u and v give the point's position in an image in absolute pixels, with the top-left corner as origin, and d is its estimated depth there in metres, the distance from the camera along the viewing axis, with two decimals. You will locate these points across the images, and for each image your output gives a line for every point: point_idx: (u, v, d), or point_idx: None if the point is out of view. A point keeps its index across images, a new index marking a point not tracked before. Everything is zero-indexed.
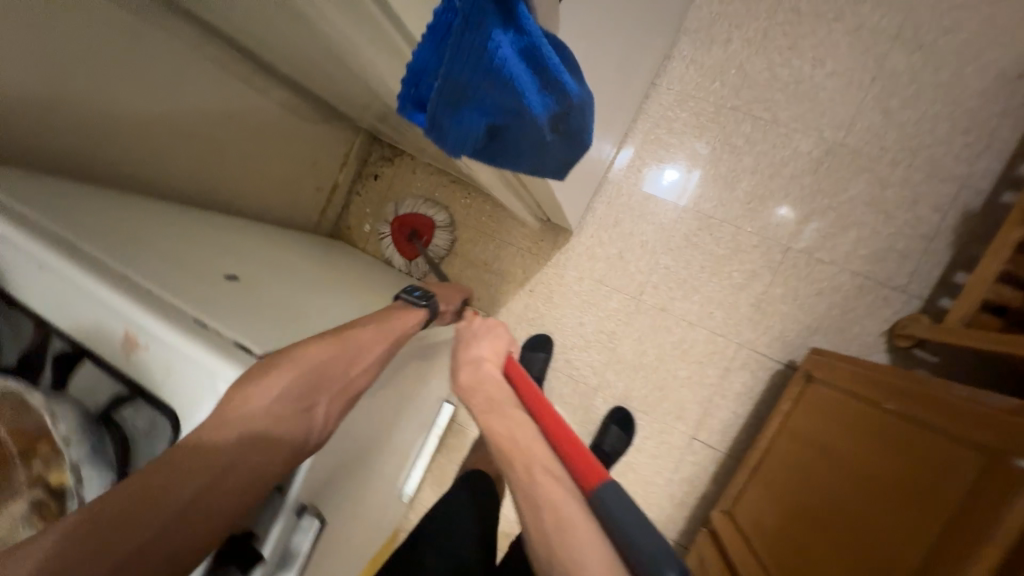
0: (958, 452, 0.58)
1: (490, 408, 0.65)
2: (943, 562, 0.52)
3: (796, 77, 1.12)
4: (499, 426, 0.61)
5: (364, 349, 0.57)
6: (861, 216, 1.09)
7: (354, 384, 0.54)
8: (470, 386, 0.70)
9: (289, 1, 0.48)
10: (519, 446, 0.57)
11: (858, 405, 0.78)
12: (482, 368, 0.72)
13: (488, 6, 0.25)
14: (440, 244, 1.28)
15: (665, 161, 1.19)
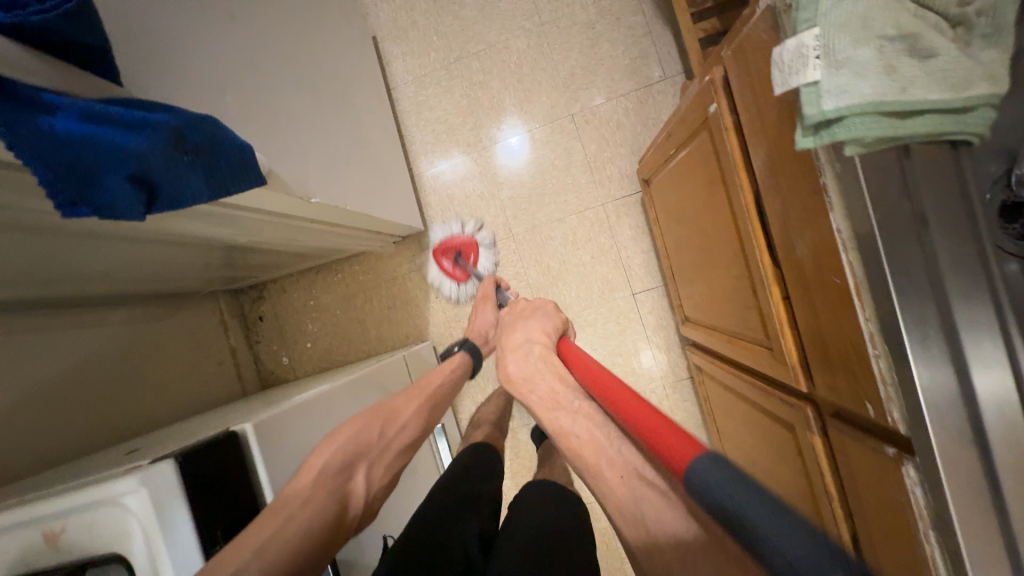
0: (701, 138, 0.68)
1: (552, 404, 0.53)
2: (739, 211, 0.61)
3: (476, 8, 1.31)
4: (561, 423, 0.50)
5: (398, 410, 0.75)
6: (597, 55, 1.27)
7: (394, 442, 0.71)
8: (521, 378, 0.62)
9: (32, 241, 0.58)
10: (602, 446, 0.46)
11: (667, 170, 0.89)
12: (523, 355, 0.66)
13: (24, 113, 0.36)
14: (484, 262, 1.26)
15: (446, 130, 1.35)
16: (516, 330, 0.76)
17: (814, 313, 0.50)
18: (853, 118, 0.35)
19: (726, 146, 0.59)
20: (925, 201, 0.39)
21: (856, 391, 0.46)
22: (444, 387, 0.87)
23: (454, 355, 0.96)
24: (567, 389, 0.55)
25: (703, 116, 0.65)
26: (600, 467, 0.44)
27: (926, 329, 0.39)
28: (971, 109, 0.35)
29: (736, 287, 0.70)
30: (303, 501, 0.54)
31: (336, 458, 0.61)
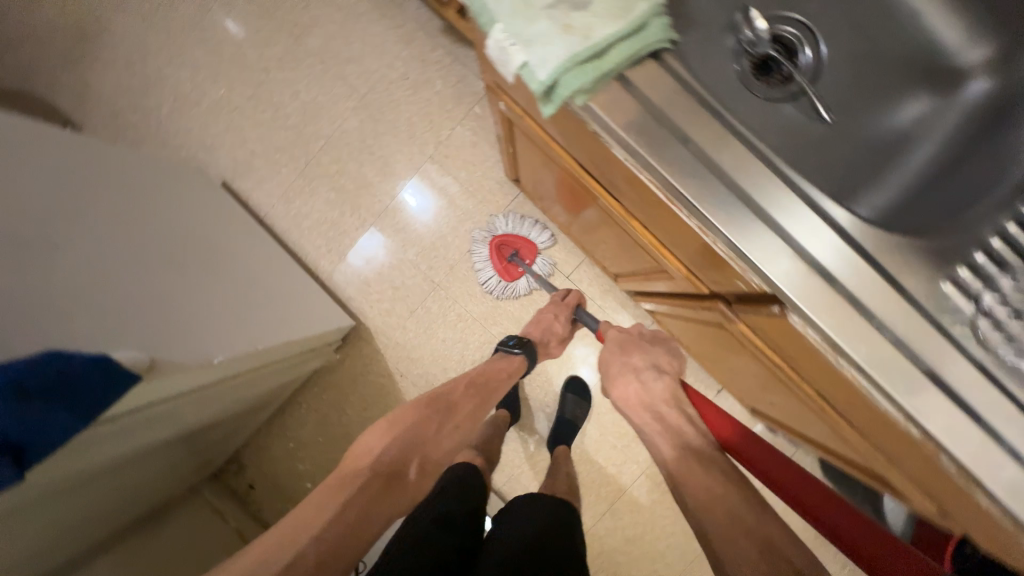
0: (516, 131, 0.74)
1: (683, 442, 0.67)
2: (573, 175, 0.66)
3: (300, 113, 1.37)
4: (693, 472, 0.63)
5: (455, 404, 0.81)
6: (423, 97, 1.33)
7: (448, 435, 0.80)
8: (642, 405, 0.73)
9: None
10: (734, 502, 0.60)
11: (519, 166, 0.95)
12: (649, 384, 0.74)
13: None
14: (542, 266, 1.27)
15: (331, 225, 1.37)
16: (634, 355, 0.78)
17: (664, 227, 0.54)
18: (562, 77, 0.40)
19: (530, 131, 0.64)
20: (666, 107, 0.43)
21: (726, 274, 0.50)
22: (502, 375, 0.91)
23: (513, 354, 0.94)
24: (698, 433, 0.67)
25: (504, 116, 0.70)
26: (737, 530, 0.57)
27: (725, 203, 0.43)
28: (645, 24, 0.40)
29: (618, 234, 0.74)
30: (369, 497, 0.65)
31: (391, 457, 0.71)
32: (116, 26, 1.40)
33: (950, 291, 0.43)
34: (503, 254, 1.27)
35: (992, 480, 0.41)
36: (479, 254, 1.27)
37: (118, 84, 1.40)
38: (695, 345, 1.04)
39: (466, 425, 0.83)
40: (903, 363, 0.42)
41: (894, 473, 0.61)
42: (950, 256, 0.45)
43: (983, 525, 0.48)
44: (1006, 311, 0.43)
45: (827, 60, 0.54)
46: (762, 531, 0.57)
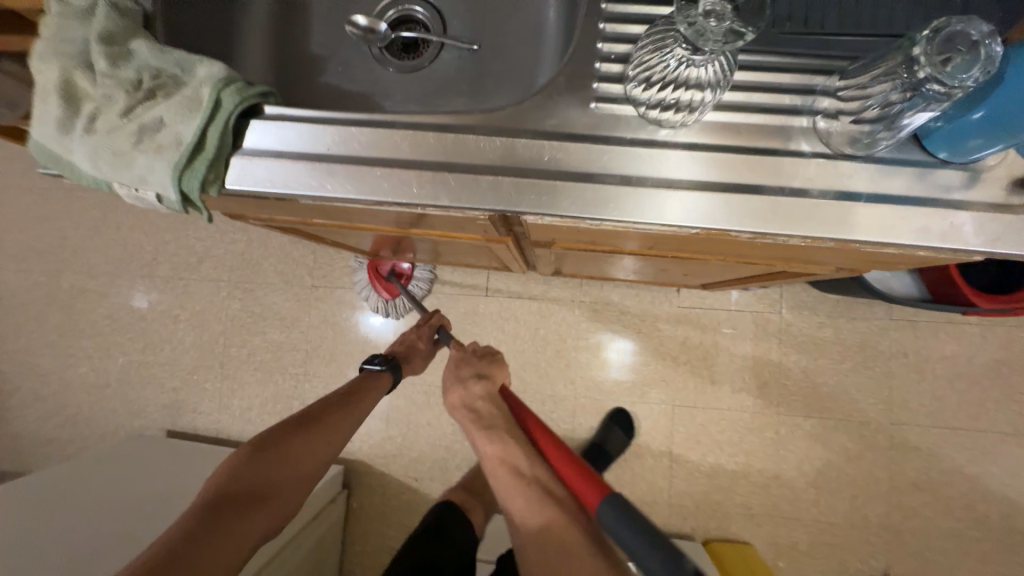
0: (299, 230, 0.77)
1: (489, 425, 0.70)
2: (347, 229, 0.67)
3: (189, 331, 1.42)
4: (494, 450, 0.67)
5: (318, 418, 0.81)
6: (275, 246, 1.39)
7: (322, 449, 0.79)
8: (465, 407, 0.73)
9: None
10: (520, 463, 0.65)
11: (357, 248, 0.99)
12: (470, 387, 0.74)
13: None
14: (419, 282, 1.28)
15: (273, 399, 1.37)
16: (467, 362, 0.78)
17: (410, 221, 0.55)
18: (183, 186, 0.42)
19: (285, 222, 0.66)
20: (295, 139, 0.44)
21: (469, 220, 0.49)
22: (370, 391, 0.90)
23: (381, 372, 0.94)
24: (501, 414, 0.71)
25: (267, 224, 0.70)
26: (514, 485, 0.63)
27: (391, 177, 0.43)
28: (219, 97, 0.42)
29: (435, 244, 0.76)
30: (235, 513, 0.66)
31: (261, 475, 0.71)
32: (8, 372, 1.47)
33: (605, 109, 0.42)
34: (382, 274, 1.27)
35: (769, 221, 0.40)
36: (358, 276, 1.31)
37: (36, 416, 1.45)
38: (599, 274, 1.01)
39: (337, 441, 0.81)
40: (624, 189, 0.41)
41: (776, 263, 0.58)
42: (580, 80, 0.43)
43: (847, 255, 0.47)
44: (642, 87, 0.40)
45: (439, 6, 0.58)
46: (537, 485, 0.63)
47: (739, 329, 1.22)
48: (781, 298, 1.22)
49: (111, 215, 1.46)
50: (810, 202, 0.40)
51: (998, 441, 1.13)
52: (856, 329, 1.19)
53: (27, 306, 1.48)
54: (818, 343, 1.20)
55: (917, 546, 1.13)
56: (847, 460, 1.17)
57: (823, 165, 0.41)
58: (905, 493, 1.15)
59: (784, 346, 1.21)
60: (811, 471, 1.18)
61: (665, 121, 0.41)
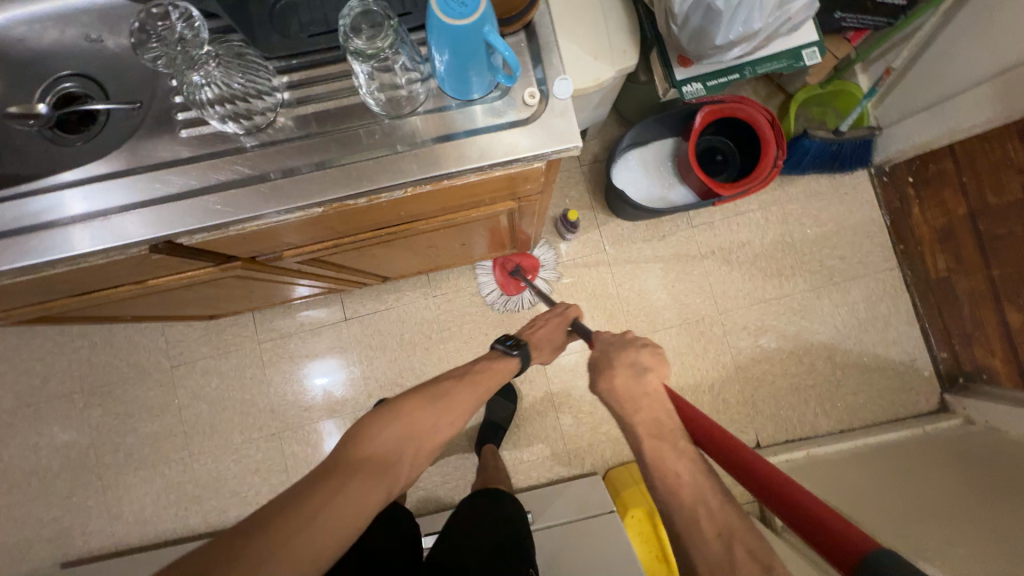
0: (65, 318, 0.78)
1: (662, 431, 0.58)
2: (91, 304, 0.70)
3: (57, 454, 1.34)
4: (676, 470, 0.54)
5: (450, 392, 0.71)
6: (126, 341, 1.36)
7: (448, 425, 0.68)
8: (626, 397, 0.62)
9: None
10: (710, 493, 0.52)
11: (181, 310, 1.02)
12: (637, 375, 0.64)
13: None
14: (543, 281, 1.31)
15: (168, 490, 1.33)
16: (632, 351, 0.67)
17: (107, 277, 0.59)
18: None
19: (22, 315, 0.68)
20: None
21: (138, 260, 0.54)
22: (500, 373, 0.79)
23: (512, 354, 0.83)
24: (672, 421, 0.60)
25: (8, 319, 0.70)
26: (701, 513, 0.51)
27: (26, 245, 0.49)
28: None
29: (205, 289, 0.80)
30: (360, 484, 0.55)
31: (383, 445, 0.61)
32: None
33: (195, 133, 0.49)
34: (508, 270, 1.29)
35: (349, 184, 0.49)
36: (482, 274, 1.32)
37: None
38: (455, 260, 1.11)
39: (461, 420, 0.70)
40: (229, 192, 0.49)
41: (462, 215, 0.67)
42: (168, 115, 0.50)
43: (466, 193, 0.57)
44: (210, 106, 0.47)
45: (95, 75, 0.63)
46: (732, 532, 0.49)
47: (577, 275, 1.34)
48: (602, 237, 1.34)
49: None
50: (378, 159, 0.49)
51: (802, 298, 1.32)
52: (668, 244, 1.34)
53: None
54: (643, 266, 1.34)
55: (772, 409, 1.29)
56: (698, 356, 1.31)
57: (385, 126, 0.49)
58: (749, 367, 1.31)
59: (617, 278, 1.34)
60: (673, 377, 1.31)
61: (245, 129, 0.48)
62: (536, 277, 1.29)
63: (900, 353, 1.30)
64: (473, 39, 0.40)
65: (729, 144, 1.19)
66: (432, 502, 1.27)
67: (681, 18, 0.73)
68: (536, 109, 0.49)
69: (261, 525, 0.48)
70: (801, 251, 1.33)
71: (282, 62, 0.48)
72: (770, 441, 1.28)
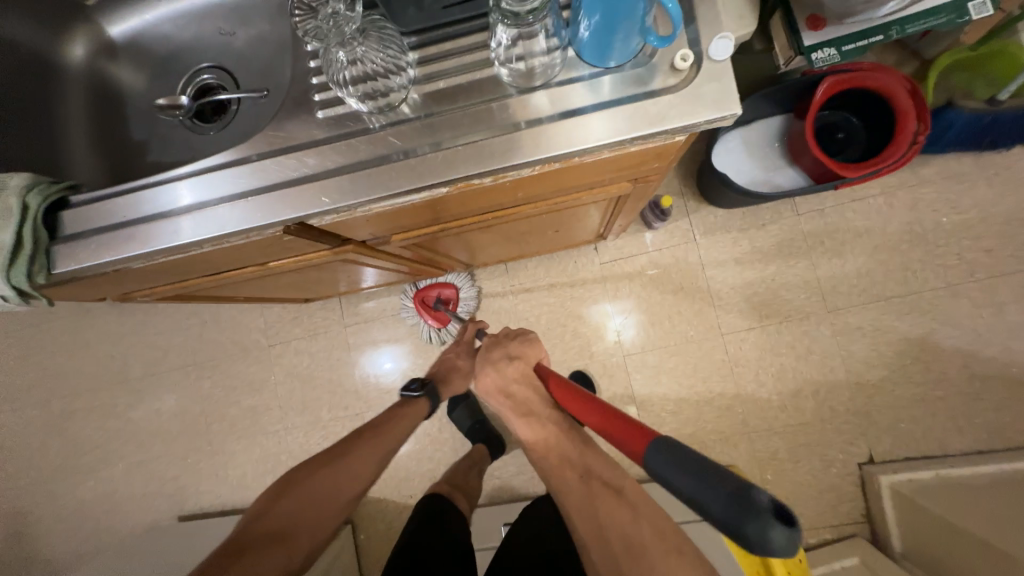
0: (194, 296, 0.86)
1: (529, 410, 0.70)
2: (219, 284, 0.76)
3: (175, 419, 1.50)
4: (540, 436, 0.68)
5: (346, 457, 0.79)
6: (230, 320, 1.49)
7: (352, 488, 0.77)
8: (500, 391, 0.73)
9: None
10: (568, 447, 0.65)
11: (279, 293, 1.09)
12: (503, 368, 0.73)
13: None
14: (468, 303, 1.28)
15: (264, 459, 1.44)
16: (517, 343, 0.77)
17: (240, 257, 0.62)
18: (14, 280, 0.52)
19: (163, 291, 0.75)
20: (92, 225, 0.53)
21: (272, 241, 0.56)
22: (402, 432, 0.89)
23: (415, 396, 0.96)
24: (539, 396, 0.71)
25: (152, 295, 0.77)
26: (563, 467, 0.64)
27: (175, 229, 0.52)
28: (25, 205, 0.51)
29: (312, 271, 0.83)
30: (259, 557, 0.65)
31: (278, 519, 0.70)
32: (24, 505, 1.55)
33: (332, 114, 0.49)
34: (428, 303, 1.26)
35: (479, 163, 0.47)
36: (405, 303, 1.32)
37: (60, 539, 1.53)
38: (537, 248, 1.08)
39: (365, 476, 0.79)
40: (364, 173, 0.48)
41: (572, 197, 0.64)
42: (306, 97, 0.50)
43: (590, 171, 0.53)
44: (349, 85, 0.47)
45: (231, 67, 0.66)
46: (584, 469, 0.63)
47: (662, 266, 1.26)
48: (692, 226, 1.25)
49: (81, 337, 1.56)
50: (510, 136, 0.47)
51: (933, 297, 1.15)
52: (768, 234, 1.22)
53: (22, 444, 1.56)
54: (738, 257, 1.23)
55: (890, 421, 1.14)
56: (799, 358, 1.19)
57: (517, 99, 0.46)
58: (862, 373, 1.16)
59: (707, 270, 1.24)
60: (770, 379, 1.19)
61: (379, 108, 0.47)
62: (456, 307, 1.27)
63: None
64: None
65: (852, 120, 1.04)
66: (505, 491, 1.27)
67: None
68: (687, 75, 0.44)
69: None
70: (933, 242, 1.15)
71: (416, 38, 0.47)
72: (886, 457, 1.13)
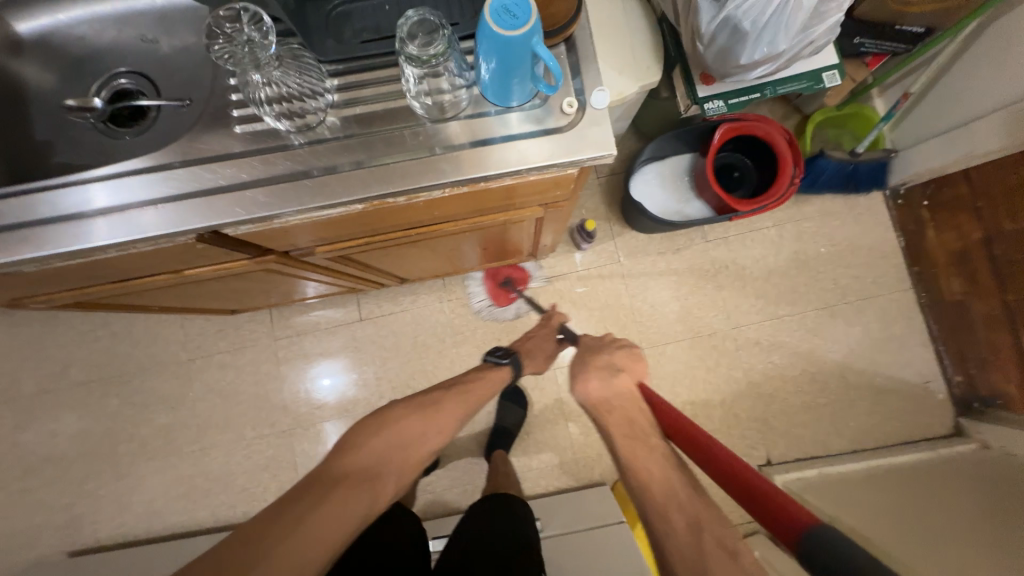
0: (97, 306, 0.81)
1: (634, 432, 0.73)
2: (124, 293, 0.73)
3: (72, 442, 1.36)
4: (646, 464, 0.68)
5: (433, 410, 0.80)
6: (146, 333, 1.39)
7: (437, 436, 0.79)
8: (605, 402, 0.78)
9: None
10: (676, 480, 0.65)
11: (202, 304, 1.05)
12: (611, 382, 0.80)
13: None
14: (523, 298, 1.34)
15: (176, 483, 1.34)
16: (609, 365, 0.82)
17: (148, 264, 0.61)
18: None
19: (59, 300, 0.71)
20: None
21: (181, 248, 0.57)
22: (488, 391, 0.90)
23: (500, 362, 0.97)
24: (644, 421, 0.74)
25: (45, 303, 0.72)
26: (671, 507, 0.63)
27: (76, 231, 0.51)
28: None
29: (232, 281, 0.82)
30: (346, 493, 0.65)
31: (370, 457, 0.71)
32: None
33: (249, 129, 0.52)
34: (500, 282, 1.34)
35: (388, 184, 0.51)
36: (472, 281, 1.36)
37: None
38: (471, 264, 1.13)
39: (448, 430, 0.81)
40: (280, 187, 0.51)
41: (488, 218, 0.69)
42: (225, 111, 0.52)
43: (497, 195, 0.59)
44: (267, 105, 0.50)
45: (150, 74, 0.66)
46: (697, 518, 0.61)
47: (591, 284, 1.35)
48: (617, 249, 1.36)
49: None
50: (418, 161, 0.51)
51: (816, 316, 1.33)
52: (682, 258, 1.36)
53: None
54: (657, 278, 1.35)
55: (784, 426, 1.28)
56: (710, 370, 1.31)
57: (428, 129, 0.51)
58: (761, 383, 1.30)
59: (631, 289, 1.35)
60: (685, 390, 1.31)
61: (294, 127, 0.50)
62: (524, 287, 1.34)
63: (913, 374, 1.30)
64: (520, 49, 0.43)
65: (746, 161, 1.21)
66: (438, 506, 1.27)
67: (708, 38, 0.76)
68: (573, 118, 0.51)
69: (270, 533, 0.59)
70: (815, 269, 1.34)
71: (333, 66, 0.51)
72: (781, 459, 1.27)
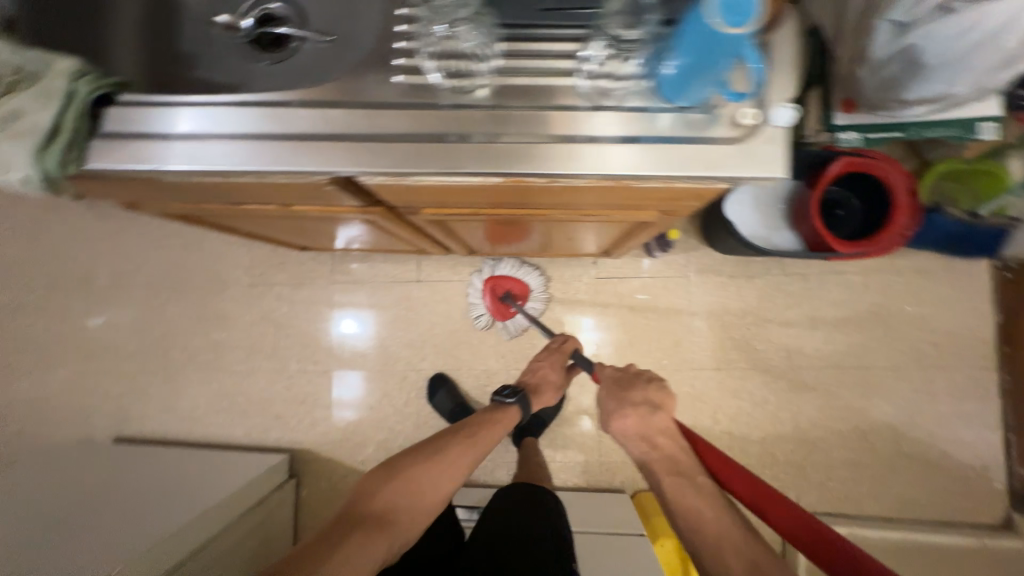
0: (199, 220, 0.84)
1: (675, 466, 0.68)
2: (233, 214, 0.75)
3: (133, 338, 1.44)
4: (693, 502, 0.64)
5: (446, 455, 0.78)
6: (214, 250, 1.43)
7: (449, 483, 0.77)
8: (640, 437, 0.73)
9: None
10: (733, 531, 0.62)
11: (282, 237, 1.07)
12: (646, 416, 0.74)
13: None
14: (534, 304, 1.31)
15: (219, 396, 1.41)
16: (638, 394, 0.77)
17: (271, 194, 0.61)
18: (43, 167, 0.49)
19: (173, 209, 0.73)
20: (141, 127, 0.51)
21: (311, 187, 0.56)
22: (499, 434, 0.86)
23: (511, 406, 0.91)
24: (686, 456, 0.69)
25: (159, 209, 0.75)
26: (725, 551, 0.60)
27: (226, 151, 0.51)
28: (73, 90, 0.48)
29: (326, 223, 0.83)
30: (366, 540, 0.66)
31: (383, 502, 0.71)
32: None
33: (407, 81, 0.50)
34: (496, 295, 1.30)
35: (536, 163, 0.49)
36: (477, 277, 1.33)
37: None
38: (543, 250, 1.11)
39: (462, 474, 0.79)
40: (429, 146, 0.50)
41: (601, 212, 0.67)
42: (385, 58, 0.51)
43: (633, 194, 0.56)
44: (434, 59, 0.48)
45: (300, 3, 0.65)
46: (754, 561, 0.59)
47: (653, 293, 1.32)
48: (688, 262, 1.31)
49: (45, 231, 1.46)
50: (574, 146, 0.49)
51: (881, 375, 1.26)
52: (753, 285, 1.30)
53: None
54: (722, 300, 1.30)
55: (821, 477, 1.24)
56: (756, 405, 1.27)
57: (591, 113, 0.49)
58: (806, 429, 1.26)
59: (692, 306, 1.31)
60: (725, 419, 1.28)
61: (455, 87, 0.49)
62: (524, 304, 1.30)
63: (972, 457, 1.23)
64: (732, 49, 0.39)
65: (852, 202, 1.13)
66: None
67: (874, 65, 0.70)
68: (747, 131, 0.48)
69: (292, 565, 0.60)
70: (892, 326, 1.26)
71: (506, 30, 0.49)
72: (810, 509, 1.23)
